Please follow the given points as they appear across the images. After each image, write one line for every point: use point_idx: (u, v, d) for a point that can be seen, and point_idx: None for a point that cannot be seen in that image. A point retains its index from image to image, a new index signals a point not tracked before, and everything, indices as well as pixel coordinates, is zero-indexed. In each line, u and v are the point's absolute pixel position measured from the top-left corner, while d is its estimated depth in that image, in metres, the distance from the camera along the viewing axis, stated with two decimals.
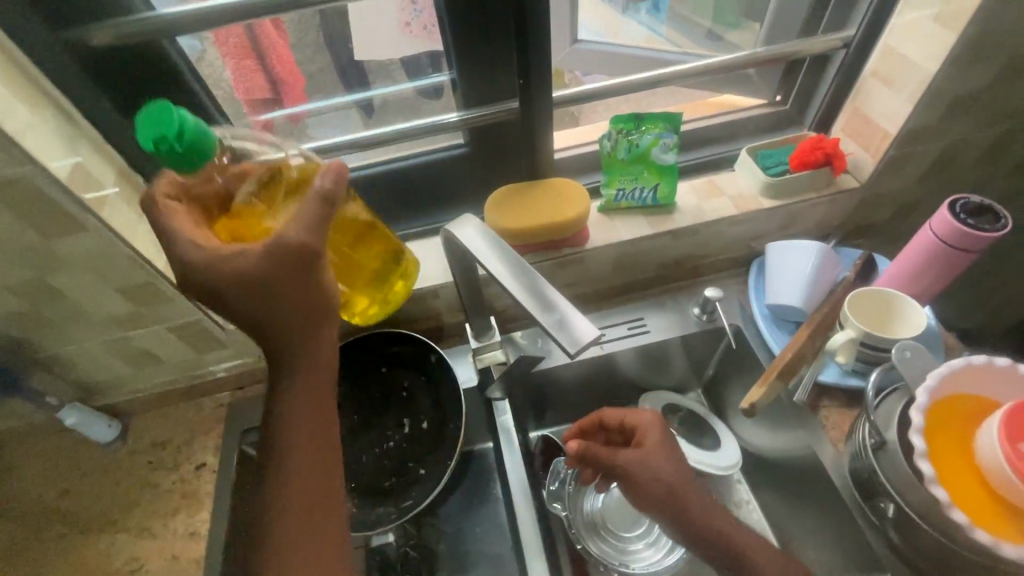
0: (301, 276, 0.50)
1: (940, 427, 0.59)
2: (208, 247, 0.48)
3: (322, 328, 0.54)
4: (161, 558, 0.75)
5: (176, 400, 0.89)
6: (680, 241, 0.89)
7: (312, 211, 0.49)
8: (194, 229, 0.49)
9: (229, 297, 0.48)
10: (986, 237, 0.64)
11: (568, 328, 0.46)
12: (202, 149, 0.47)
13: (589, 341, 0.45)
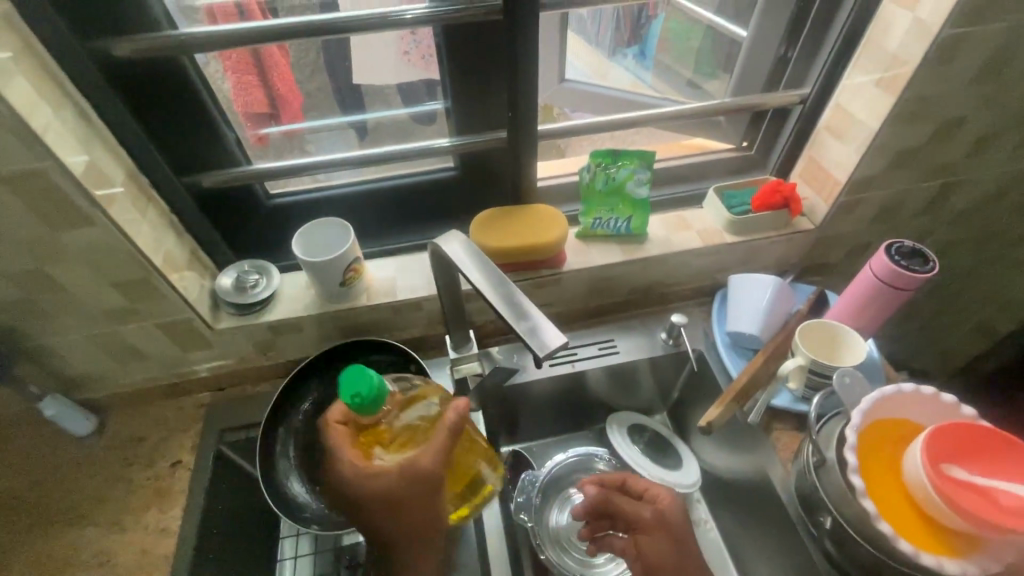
0: (424, 501, 0.61)
1: (871, 447, 0.65)
2: (360, 466, 0.60)
3: (431, 543, 0.64)
4: (130, 552, 0.76)
5: (156, 397, 0.90)
6: (651, 269, 0.95)
7: (441, 441, 0.62)
8: (351, 450, 0.61)
9: (407, 493, 0.60)
10: (915, 278, 0.72)
11: (539, 336, 0.51)
12: (383, 398, 0.58)
13: (556, 347, 0.50)
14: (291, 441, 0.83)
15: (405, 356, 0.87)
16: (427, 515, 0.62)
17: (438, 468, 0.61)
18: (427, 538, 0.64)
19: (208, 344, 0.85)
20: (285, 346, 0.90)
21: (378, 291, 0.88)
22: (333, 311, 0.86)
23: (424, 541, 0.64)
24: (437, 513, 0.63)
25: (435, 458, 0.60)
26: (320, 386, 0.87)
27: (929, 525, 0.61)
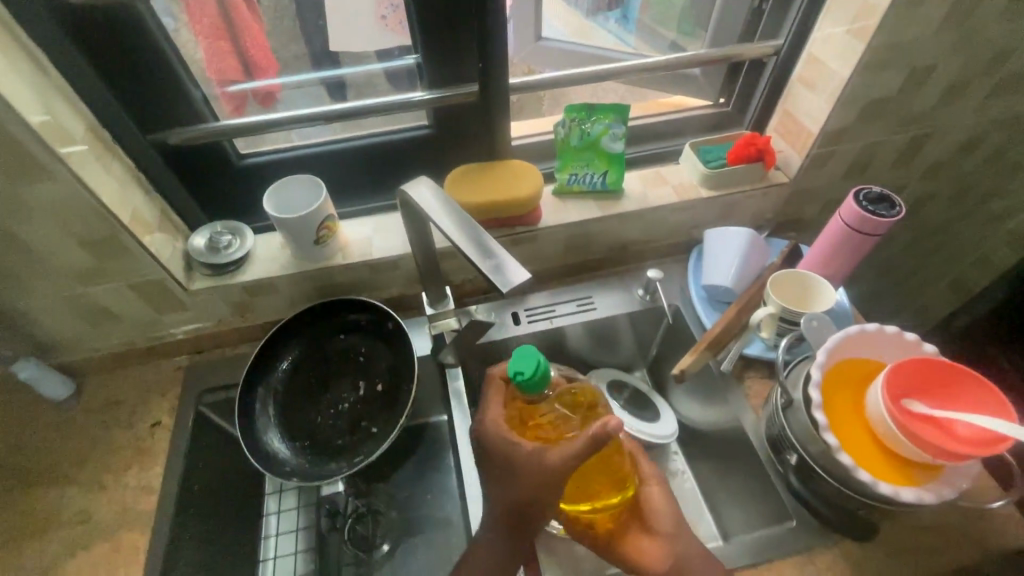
0: (539, 493, 0.58)
1: (835, 387, 0.67)
2: (498, 427, 0.63)
3: (526, 533, 0.61)
4: (112, 509, 0.76)
5: (134, 361, 0.90)
6: (627, 225, 0.96)
7: (580, 449, 0.56)
8: (497, 413, 0.65)
9: (513, 463, 0.60)
10: (881, 222, 0.73)
11: (503, 272, 0.52)
12: (538, 378, 0.59)
13: (519, 282, 0.51)
14: (270, 400, 0.84)
15: (384, 314, 0.87)
16: (524, 510, 0.59)
17: (555, 468, 0.57)
18: (522, 533, 0.61)
19: (183, 306, 0.85)
20: (262, 307, 0.90)
21: (353, 249, 0.88)
22: (308, 270, 0.86)
23: (516, 534, 0.61)
24: (542, 516, 0.59)
25: (558, 457, 0.57)
26: (299, 346, 0.88)
27: (891, 459, 0.63)
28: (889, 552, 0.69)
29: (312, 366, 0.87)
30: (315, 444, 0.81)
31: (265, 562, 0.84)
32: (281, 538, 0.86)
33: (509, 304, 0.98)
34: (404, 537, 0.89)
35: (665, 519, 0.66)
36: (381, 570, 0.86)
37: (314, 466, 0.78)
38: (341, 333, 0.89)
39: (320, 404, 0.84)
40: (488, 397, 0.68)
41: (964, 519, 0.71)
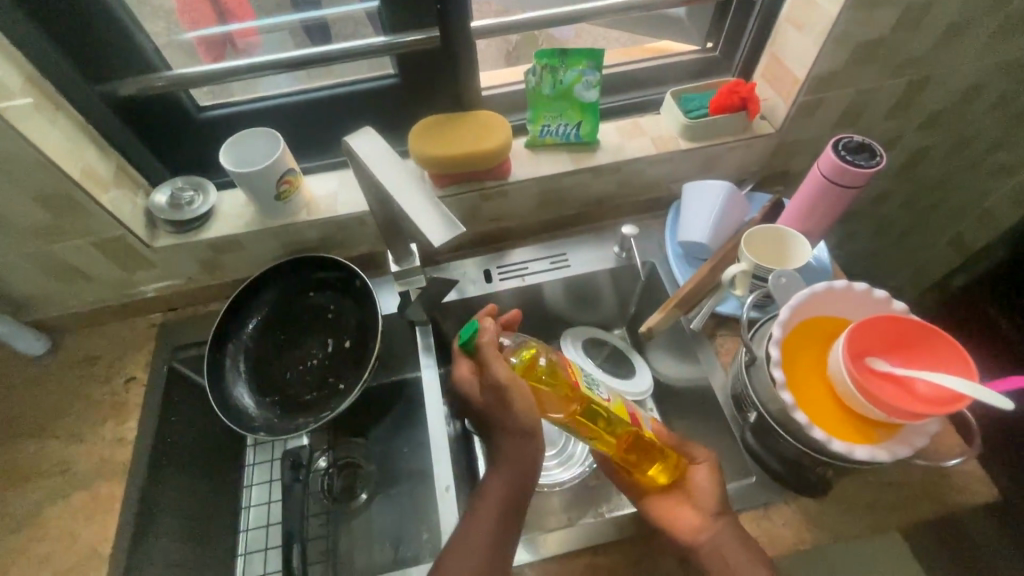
0: (498, 405, 0.63)
1: (797, 344, 0.65)
2: (462, 376, 0.70)
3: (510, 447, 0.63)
4: (89, 460, 0.79)
5: (108, 318, 0.91)
6: (603, 179, 0.92)
7: (490, 355, 0.62)
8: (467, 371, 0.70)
9: (492, 402, 0.63)
10: (860, 173, 0.69)
11: (438, 226, 0.52)
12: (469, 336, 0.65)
13: (452, 238, 0.51)
14: (241, 356, 0.84)
15: (351, 272, 0.86)
16: (522, 465, 0.62)
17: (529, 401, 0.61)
18: (519, 494, 0.62)
19: (150, 263, 0.85)
20: (231, 264, 0.89)
21: (318, 206, 0.86)
22: (273, 227, 0.84)
23: (514, 496, 0.62)
24: (513, 421, 0.61)
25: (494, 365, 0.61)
26: (267, 303, 0.88)
27: (849, 417, 0.62)
28: (846, 508, 0.69)
29: (281, 324, 0.87)
30: (284, 399, 0.82)
31: (243, 510, 0.85)
32: (256, 489, 0.86)
33: (483, 262, 0.96)
34: (381, 488, 0.92)
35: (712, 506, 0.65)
36: (356, 518, 0.89)
37: (283, 421, 0.80)
38: (310, 290, 0.88)
39: (289, 361, 0.85)
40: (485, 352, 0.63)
41: (924, 476, 0.71)
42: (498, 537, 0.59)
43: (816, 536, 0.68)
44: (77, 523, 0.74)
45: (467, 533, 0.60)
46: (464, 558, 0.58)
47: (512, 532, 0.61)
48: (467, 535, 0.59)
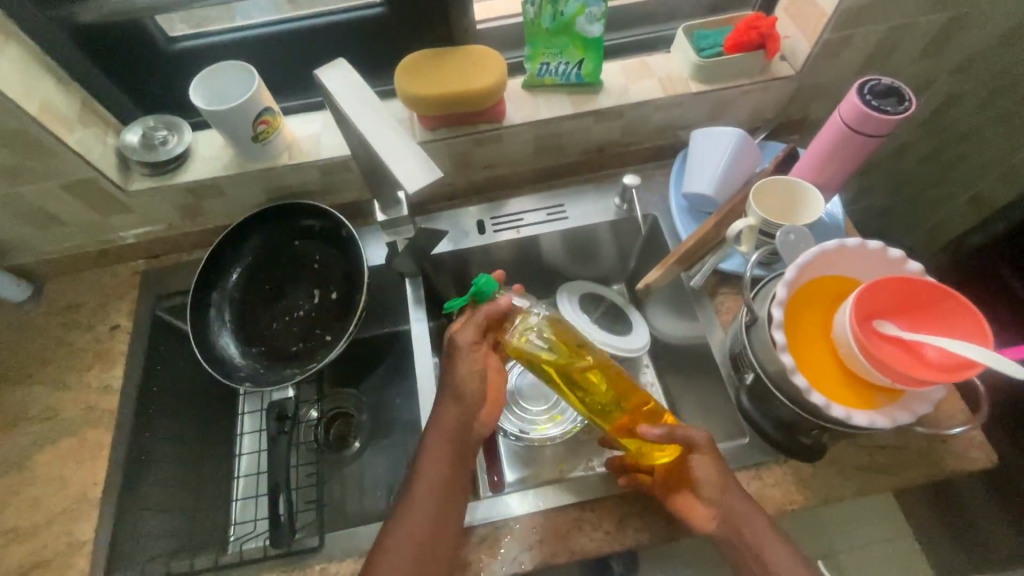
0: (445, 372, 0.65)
1: (801, 304, 0.62)
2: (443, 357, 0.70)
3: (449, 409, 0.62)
4: (75, 407, 0.78)
5: (89, 264, 0.88)
6: (605, 124, 0.86)
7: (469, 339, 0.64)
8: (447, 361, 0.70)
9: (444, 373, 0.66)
10: (887, 119, 0.63)
11: (411, 168, 0.49)
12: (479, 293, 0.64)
13: (428, 183, 0.48)
14: (225, 306, 0.82)
15: (336, 222, 0.82)
16: (458, 434, 0.61)
17: (466, 367, 0.63)
18: (457, 466, 0.61)
19: (126, 207, 0.81)
20: (212, 210, 0.85)
21: (300, 149, 0.81)
22: (252, 172, 0.80)
23: (452, 467, 0.60)
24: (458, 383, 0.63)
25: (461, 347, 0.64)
26: (251, 253, 0.84)
27: (849, 381, 0.59)
28: (840, 471, 0.68)
29: (266, 274, 0.85)
30: (270, 351, 0.80)
31: (237, 458, 0.85)
32: (249, 437, 0.87)
33: (476, 212, 0.92)
34: (374, 438, 0.92)
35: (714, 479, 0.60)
36: (349, 465, 0.90)
37: (268, 372, 0.78)
38: (295, 240, 0.85)
39: (275, 311, 0.83)
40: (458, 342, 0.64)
41: (923, 442, 0.69)
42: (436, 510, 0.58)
43: (807, 498, 0.67)
44: (66, 469, 0.74)
45: (405, 509, 0.58)
46: (403, 538, 0.56)
47: (454, 505, 0.59)
48: (405, 512, 0.58)
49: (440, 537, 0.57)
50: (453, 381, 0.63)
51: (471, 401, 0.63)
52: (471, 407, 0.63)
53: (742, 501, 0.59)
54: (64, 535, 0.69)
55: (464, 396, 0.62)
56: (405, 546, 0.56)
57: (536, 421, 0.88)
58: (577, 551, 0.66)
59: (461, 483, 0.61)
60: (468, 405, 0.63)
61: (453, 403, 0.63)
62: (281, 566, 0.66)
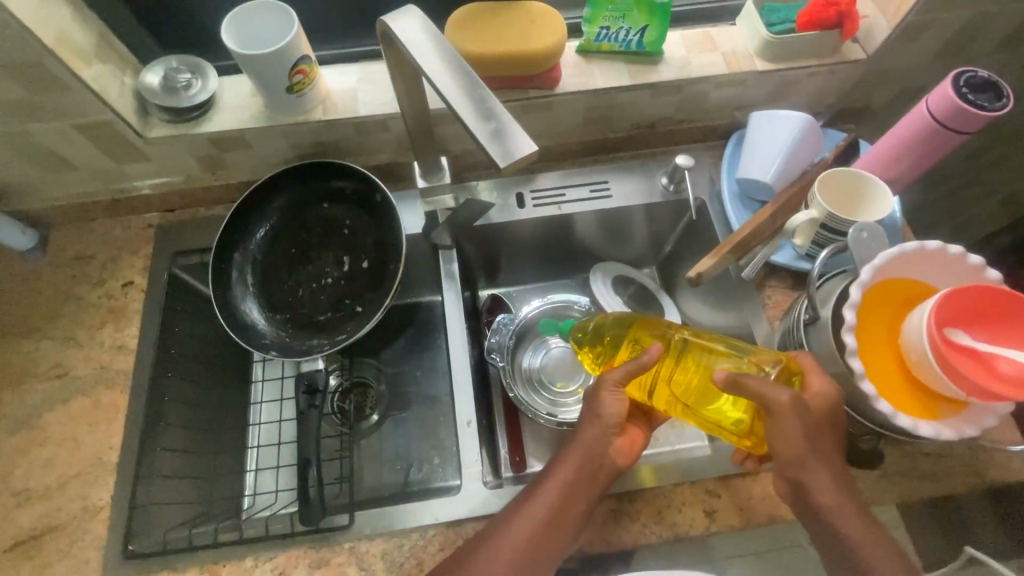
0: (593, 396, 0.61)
1: (870, 307, 0.59)
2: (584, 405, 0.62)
3: (588, 433, 0.59)
4: (88, 366, 0.74)
5: (100, 214, 0.82)
6: (661, 98, 0.81)
7: (617, 375, 0.60)
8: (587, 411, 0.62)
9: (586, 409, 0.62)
10: (997, 116, 0.60)
11: (501, 139, 0.44)
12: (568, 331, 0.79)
13: (525, 158, 0.43)
14: (248, 268, 0.77)
15: (372, 184, 0.77)
16: (589, 457, 0.59)
17: (615, 406, 0.60)
18: (585, 490, 0.58)
19: (143, 154, 0.75)
20: (235, 164, 0.80)
21: (336, 103, 0.75)
22: (283, 125, 0.74)
23: (576, 488, 0.58)
24: (601, 404, 0.60)
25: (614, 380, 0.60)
26: (278, 212, 0.79)
27: (913, 388, 0.57)
28: (883, 476, 0.67)
29: (291, 237, 0.79)
30: (296, 318, 0.76)
31: (252, 427, 0.81)
32: (266, 406, 0.82)
33: (515, 184, 0.87)
34: (392, 411, 0.88)
35: (800, 453, 0.53)
36: (367, 438, 0.86)
37: (296, 341, 0.75)
38: (324, 202, 0.80)
39: (301, 276, 0.78)
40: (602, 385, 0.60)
41: (966, 451, 0.68)
42: (545, 529, 0.56)
43: None
44: (79, 430, 0.70)
45: (512, 518, 0.57)
46: (502, 546, 0.55)
47: (568, 526, 0.57)
48: (509, 523, 0.57)
49: (543, 554, 0.55)
50: (595, 409, 0.60)
51: (612, 425, 0.59)
52: (611, 431, 0.60)
53: (831, 492, 0.54)
54: (80, 499, 0.66)
55: (606, 418, 0.59)
56: (501, 557, 0.55)
57: (564, 402, 0.87)
58: (614, 542, 0.65)
59: (581, 510, 0.58)
60: (609, 426, 0.59)
61: (595, 425, 0.60)
62: (311, 542, 0.65)
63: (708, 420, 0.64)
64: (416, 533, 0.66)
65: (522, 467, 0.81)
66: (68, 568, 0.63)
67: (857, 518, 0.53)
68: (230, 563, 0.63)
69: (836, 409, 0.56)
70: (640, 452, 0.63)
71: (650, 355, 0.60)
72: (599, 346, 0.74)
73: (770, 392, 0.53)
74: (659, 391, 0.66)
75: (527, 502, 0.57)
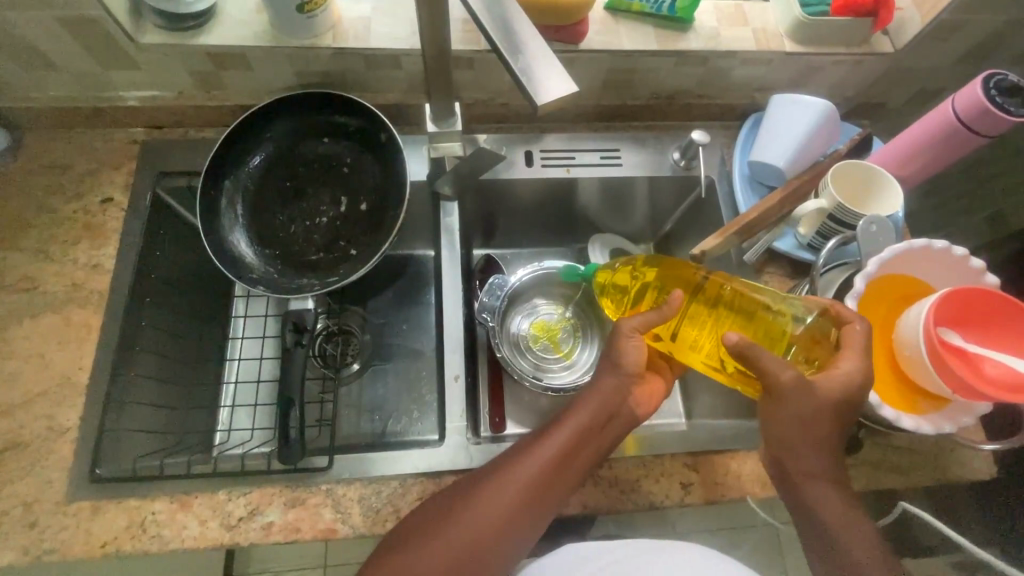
0: (619, 344, 0.60)
1: (870, 299, 0.60)
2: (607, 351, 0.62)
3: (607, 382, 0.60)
4: (59, 282, 0.70)
5: (79, 123, 0.76)
6: (685, 69, 0.79)
7: (635, 320, 0.60)
8: (607, 355, 0.62)
9: (604, 358, 0.62)
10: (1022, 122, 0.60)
11: (536, 79, 0.43)
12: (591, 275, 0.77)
13: (560, 98, 0.42)
14: (238, 197, 0.73)
15: (378, 123, 0.73)
16: (606, 405, 0.59)
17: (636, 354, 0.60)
18: (598, 437, 0.59)
19: (133, 61, 0.69)
20: (233, 85, 0.75)
21: (348, 32, 0.70)
22: (288, 48, 0.69)
23: (587, 435, 0.59)
24: (624, 352, 0.60)
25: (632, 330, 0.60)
26: (274, 141, 0.75)
27: (899, 381, 0.59)
28: (853, 464, 0.69)
29: (286, 169, 0.75)
30: (286, 256, 0.73)
31: (229, 362, 0.79)
32: (247, 342, 0.80)
33: (524, 141, 0.84)
34: (374, 360, 0.87)
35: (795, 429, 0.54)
36: (347, 386, 0.84)
37: (284, 278, 0.72)
38: (324, 138, 0.76)
39: (295, 212, 0.75)
40: (619, 338, 0.60)
41: (933, 447, 0.71)
42: (552, 471, 0.57)
43: None
44: (47, 347, 0.67)
45: (522, 457, 0.57)
46: (511, 481, 0.56)
47: (577, 468, 0.58)
48: (512, 466, 0.57)
49: (545, 499, 0.56)
50: (610, 351, 0.61)
51: (630, 373, 0.60)
52: (629, 379, 0.60)
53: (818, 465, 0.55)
54: (45, 419, 0.64)
55: (624, 364, 0.60)
56: (509, 492, 0.55)
57: (549, 367, 0.88)
58: (590, 504, 0.66)
59: (587, 461, 0.58)
60: (628, 373, 0.60)
61: (611, 373, 0.61)
62: (287, 481, 0.63)
63: (735, 369, 0.61)
64: (394, 481, 0.65)
65: (501, 428, 0.80)
66: (29, 487, 0.61)
67: (837, 495, 0.55)
68: (203, 495, 0.62)
69: (864, 389, 0.53)
70: (659, 403, 0.64)
71: (670, 304, 0.59)
72: (623, 288, 0.71)
73: (773, 370, 0.53)
74: (683, 336, 0.64)
75: (538, 441, 0.58)
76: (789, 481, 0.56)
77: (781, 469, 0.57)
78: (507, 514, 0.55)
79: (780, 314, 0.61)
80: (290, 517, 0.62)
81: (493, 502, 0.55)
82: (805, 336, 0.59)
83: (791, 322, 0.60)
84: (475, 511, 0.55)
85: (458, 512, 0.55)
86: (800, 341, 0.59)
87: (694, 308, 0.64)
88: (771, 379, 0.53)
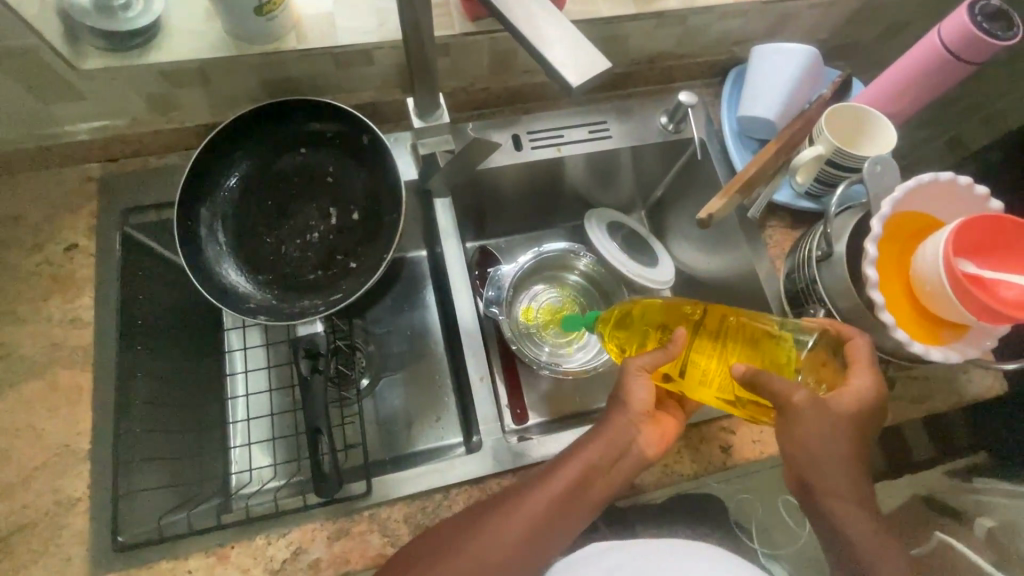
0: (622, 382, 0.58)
1: (888, 242, 0.61)
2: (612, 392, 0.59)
3: (615, 418, 0.57)
4: (38, 343, 0.64)
5: (25, 166, 0.69)
6: (664, 29, 0.77)
7: (643, 359, 0.57)
8: (613, 397, 0.59)
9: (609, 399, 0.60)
10: (1008, 45, 0.62)
11: (562, 55, 0.41)
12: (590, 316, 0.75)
13: (594, 76, 0.40)
14: (218, 223, 0.68)
15: (360, 126, 0.69)
16: (614, 442, 0.56)
17: (644, 390, 0.57)
18: (608, 474, 0.56)
19: (79, 90, 0.63)
20: (193, 103, 0.69)
21: (312, 30, 0.65)
22: (251, 57, 0.64)
23: (595, 474, 0.56)
24: (626, 390, 0.57)
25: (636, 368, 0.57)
26: (248, 160, 0.70)
27: (919, 314, 0.60)
28: None
29: (266, 189, 0.70)
30: (280, 278, 0.69)
31: (233, 400, 0.74)
32: (251, 375, 0.75)
33: (510, 125, 0.81)
34: (383, 372, 0.83)
35: (821, 453, 0.52)
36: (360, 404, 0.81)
37: (283, 301, 0.68)
38: (302, 148, 0.71)
39: (283, 233, 0.70)
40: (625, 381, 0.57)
41: (943, 370, 0.74)
42: (555, 510, 0.54)
43: None
44: (36, 417, 0.61)
45: (524, 493, 0.55)
46: (511, 518, 0.53)
47: (583, 509, 0.55)
48: (519, 500, 0.54)
49: (549, 533, 0.54)
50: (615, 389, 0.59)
51: (640, 412, 0.57)
52: (638, 416, 0.57)
53: (844, 490, 0.53)
54: (51, 493, 0.59)
55: (631, 402, 0.57)
56: (507, 528, 0.53)
57: (564, 352, 0.86)
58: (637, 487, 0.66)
59: (597, 495, 0.56)
60: (638, 413, 0.57)
61: (620, 411, 0.58)
62: (327, 514, 0.60)
63: (750, 400, 0.59)
64: (438, 493, 0.63)
65: (525, 418, 0.79)
66: (48, 568, 0.56)
67: (867, 521, 0.52)
68: (240, 544, 0.58)
69: (876, 404, 0.54)
70: (671, 442, 0.61)
71: (673, 343, 0.56)
72: (620, 333, 0.69)
73: (786, 391, 0.51)
74: (691, 373, 0.60)
75: (546, 480, 0.55)
76: (816, 508, 0.54)
77: (807, 493, 0.54)
78: (506, 554, 0.52)
79: (784, 339, 0.59)
80: (337, 550, 0.60)
81: (493, 541, 0.52)
82: (812, 358, 0.59)
83: (796, 345, 0.58)
84: (473, 543, 0.52)
85: (464, 535, 0.53)
86: (808, 363, 0.59)
87: (699, 342, 0.60)
88: (783, 401, 0.51)
